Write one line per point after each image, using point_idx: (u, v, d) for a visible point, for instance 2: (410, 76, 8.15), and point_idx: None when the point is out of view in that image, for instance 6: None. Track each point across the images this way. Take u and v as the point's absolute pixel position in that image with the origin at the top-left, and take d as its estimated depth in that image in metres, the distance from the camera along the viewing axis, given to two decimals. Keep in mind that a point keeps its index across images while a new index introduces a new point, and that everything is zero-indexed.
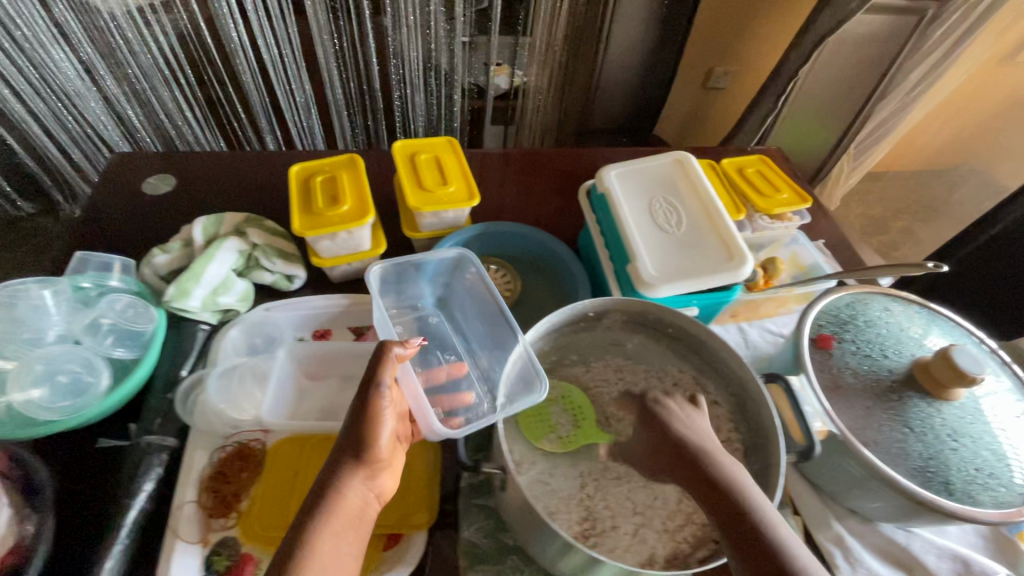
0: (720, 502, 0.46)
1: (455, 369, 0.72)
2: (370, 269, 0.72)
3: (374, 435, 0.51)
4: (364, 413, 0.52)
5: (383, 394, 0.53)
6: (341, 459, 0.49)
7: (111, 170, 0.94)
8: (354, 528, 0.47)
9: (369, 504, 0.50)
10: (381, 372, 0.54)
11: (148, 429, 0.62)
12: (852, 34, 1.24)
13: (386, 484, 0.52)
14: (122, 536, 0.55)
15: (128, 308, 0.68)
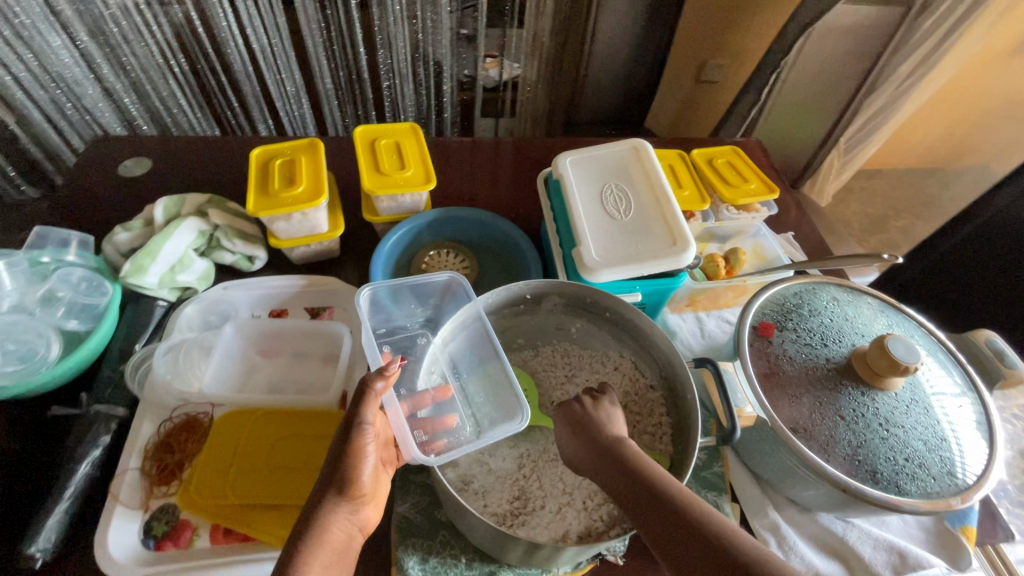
0: (649, 501, 0.45)
1: (444, 392, 0.64)
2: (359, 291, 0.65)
3: (355, 472, 0.50)
4: (346, 452, 0.50)
5: (366, 430, 0.51)
6: (324, 498, 0.48)
7: (91, 153, 0.97)
8: (342, 559, 0.47)
9: (355, 534, 0.50)
10: (364, 407, 0.52)
11: (99, 398, 0.65)
12: (840, 24, 1.21)
13: (370, 515, 0.52)
14: (66, 497, 0.57)
15: (82, 281, 0.71)
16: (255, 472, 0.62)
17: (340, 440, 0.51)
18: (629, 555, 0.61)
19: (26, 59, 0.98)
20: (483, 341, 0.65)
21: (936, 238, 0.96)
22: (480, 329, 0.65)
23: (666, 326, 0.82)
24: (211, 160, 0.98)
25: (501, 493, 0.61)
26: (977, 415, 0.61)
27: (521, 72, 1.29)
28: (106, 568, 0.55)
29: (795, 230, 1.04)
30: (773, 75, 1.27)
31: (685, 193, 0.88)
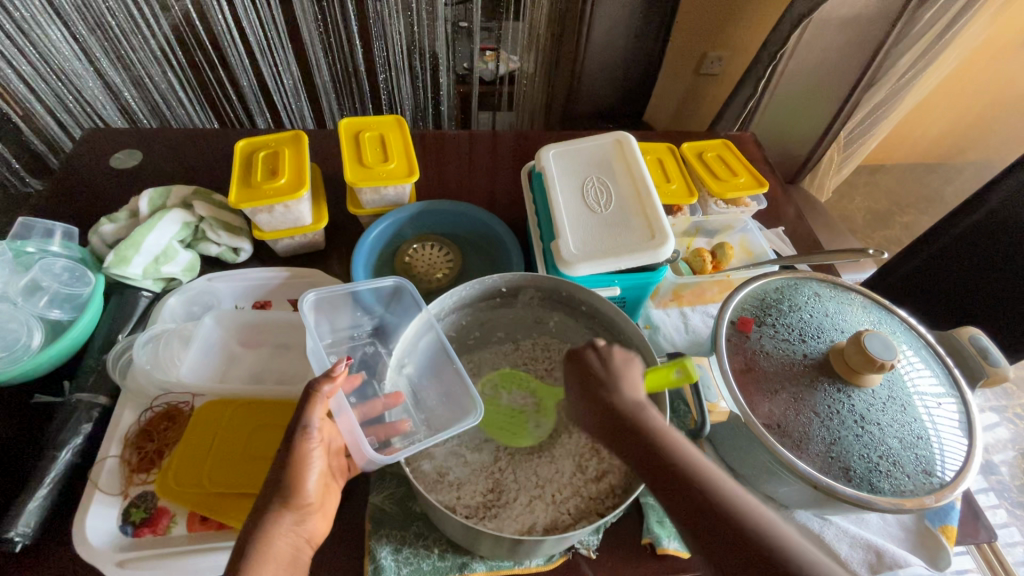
0: (659, 462, 0.48)
1: (393, 398, 0.63)
2: (303, 296, 0.64)
3: (300, 482, 0.52)
4: (290, 461, 0.52)
5: (311, 436, 0.53)
6: (270, 505, 0.50)
7: (84, 145, 0.98)
8: (287, 569, 0.50)
9: (302, 545, 0.52)
10: (310, 412, 0.53)
11: (81, 387, 0.66)
12: (840, 15, 1.19)
13: (318, 525, 0.54)
14: (47, 482, 0.59)
15: (65, 271, 0.73)
16: (231, 461, 0.62)
17: (286, 448, 0.52)
18: (602, 549, 0.61)
19: (26, 53, 1.00)
20: (435, 348, 0.65)
21: (931, 233, 0.94)
22: (427, 334, 0.65)
23: (649, 320, 0.81)
24: (202, 152, 0.98)
25: (472, 485, 0.61)
26: (957, 413, 0.60)
27: (518, 65, 1.27)
28: (86, 553, 0.56)
29: (788, 225, 1.03)
30: (770, 68, 1.25)
31: (673, 187, 0.87)
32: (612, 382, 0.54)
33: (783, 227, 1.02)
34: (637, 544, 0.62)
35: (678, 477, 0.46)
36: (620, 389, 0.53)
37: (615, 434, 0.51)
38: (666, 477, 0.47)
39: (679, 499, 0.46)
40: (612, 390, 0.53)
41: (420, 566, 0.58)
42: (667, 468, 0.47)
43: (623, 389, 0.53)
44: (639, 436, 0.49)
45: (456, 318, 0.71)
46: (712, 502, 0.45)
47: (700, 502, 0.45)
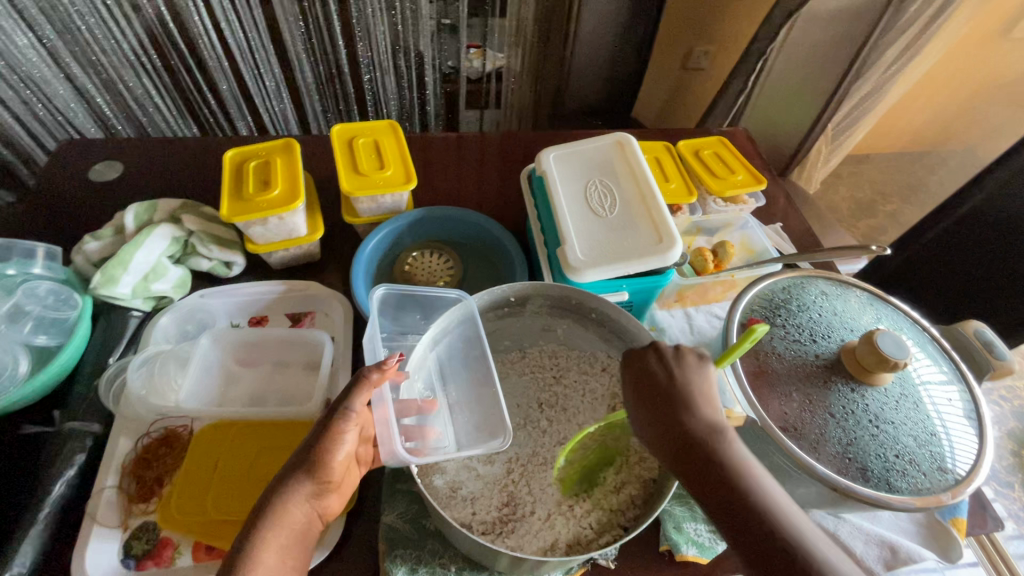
0: (728, 490, 0.44)
1: (428, 405, 0.61)
2: (374, 290, 0.63)
3: (329, 455, 0.52)
4: (325, 433, 0.52)
5: (349, 417, 0.53)
6: (296, 474, 0.50)
7: (59, 157, 0.93)
8: (297, 542, 0.49)
9: (314, 519, 0.51)
10: (353, 396, 0.53)
11: (72, 415, 0.63)
12: (828, 9, 1.19)
13: (332, 504, 0.53)
14: (41, 518, 0.56)
15: (50, 294, 0.69)
16: (236, 486, 0.60)
17: (323, 422, 0.53)
18: (620, 557, 0.61)
19: None
20: (470, 341, 0.64)
21: (924, 225, 0.95)
22: (469, 327, 0.64)
23: (655, 323, 0.81)
24: (186, 161, 0.94)
25: (489, 502, 0.60)
26: (967, 407, 0.61)
27: (505, 62, 1.26)
28: None
29: (784, 220, 1.03)
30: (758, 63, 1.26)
31: (672, 186, 0.87)
32: (682, 395, 0.50)
33: (779, 222, 1.03)
34: (654, 551, 0.61)
35: (747, 509, 0.43)
36: (689, 402, 0.50)
37: (679, 452, 0.48)
38: (736, 507, 0.44)
39: (745, 533, 0.43)
40: (679, 402, 0.50)
41: None
42: (738, 499, 0.44)
43: (695, 406, 0.50)
44: (708, 458, 0.46)
45: None
46: (783, 541, 0.42)
47: (770, 540, 0.42)
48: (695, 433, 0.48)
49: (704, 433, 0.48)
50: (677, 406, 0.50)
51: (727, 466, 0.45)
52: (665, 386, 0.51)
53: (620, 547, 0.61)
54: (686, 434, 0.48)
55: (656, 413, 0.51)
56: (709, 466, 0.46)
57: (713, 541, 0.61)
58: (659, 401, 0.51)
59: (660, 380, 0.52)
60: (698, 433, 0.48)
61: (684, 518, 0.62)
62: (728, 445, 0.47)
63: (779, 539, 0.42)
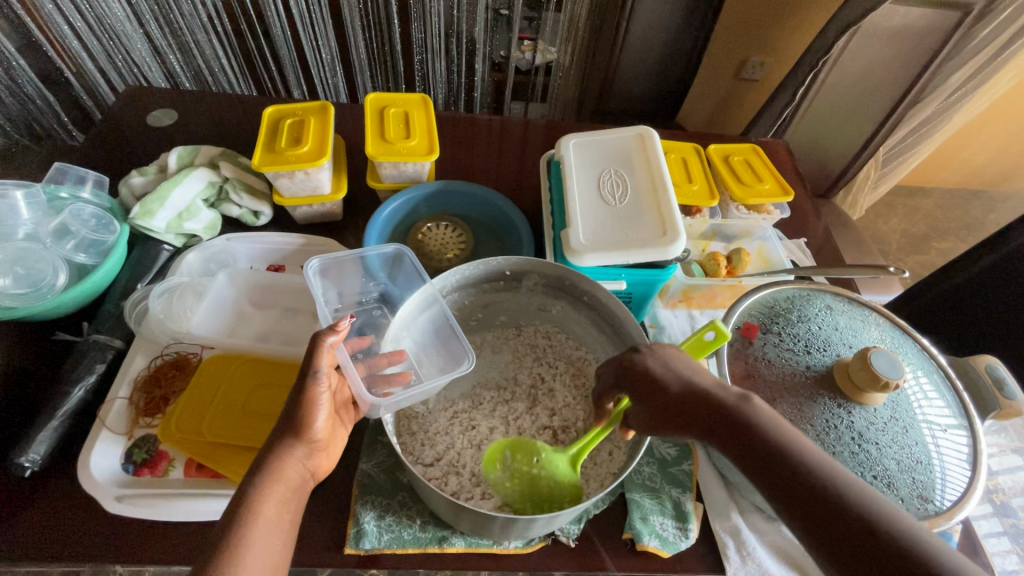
0: (784, 469, 0.44)
1: (398, 356, 0.63)
2: (309, 261, 0.66)
3: (311, 417, 0.53)
4: (302, 398, 0.53)
5: (320, 381, 0.54)
6: (283, 436, 0.52)
7: (124, 102, 1.01)
8: (295, 496, 0.50)
9: (308, 477, 0.53)
10: (317, 360, 0.54)
11: (99, 329, 0.69)
12: (889, 27, 1.15)
13: (323, 462, 0.54)
14: (58, 415, 0.61)
15: (93, 218, 0.76)
16: (232, 414, 0.64)
17: (297, 389, 0.53)
18: (583, 538, 0.61)
19: (83, 12, 1.04)
20: (437, 321, 0.66)
21: (962, 259, 0.89)
22: (432, 305, 0.65)
23: (655, 319, 0.80)
24: (236, 118, 1.00)
25: (462, 468, 0.61)
26: (965, 444, 0.58)
27: (555, 57, 1.24)
28: (88, 486, 0.58)
29: (813, 238, 1.00)
30: (812, 75, 1.21)
31: (694, 188, 0.85)
32: (702, 386, 0.51)
33: (808, 240, 0.99)
34: (616, 538, 0.61)
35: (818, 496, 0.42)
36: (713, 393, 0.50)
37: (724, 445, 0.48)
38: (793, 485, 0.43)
39: (818, 512, 0.42)
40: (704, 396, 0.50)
41: (400, 535, 0.59)
42: (801, 485, 0.43)
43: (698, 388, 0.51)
44: (751, 448, 0.46)
45: (458, 298, 0.71)
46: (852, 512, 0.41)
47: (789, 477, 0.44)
48: (729, 424, 0.48)
49: (732, 414, 0.48)
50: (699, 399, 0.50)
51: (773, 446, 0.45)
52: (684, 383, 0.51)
53: (584, 526, 0.62)
54: (707, 420, 0.49)
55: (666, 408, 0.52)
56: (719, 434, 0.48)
57: (678, 537, 0.61)
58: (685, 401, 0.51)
59: (667, 384, 0.52)
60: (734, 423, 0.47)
61: (652, 511, 0.62)
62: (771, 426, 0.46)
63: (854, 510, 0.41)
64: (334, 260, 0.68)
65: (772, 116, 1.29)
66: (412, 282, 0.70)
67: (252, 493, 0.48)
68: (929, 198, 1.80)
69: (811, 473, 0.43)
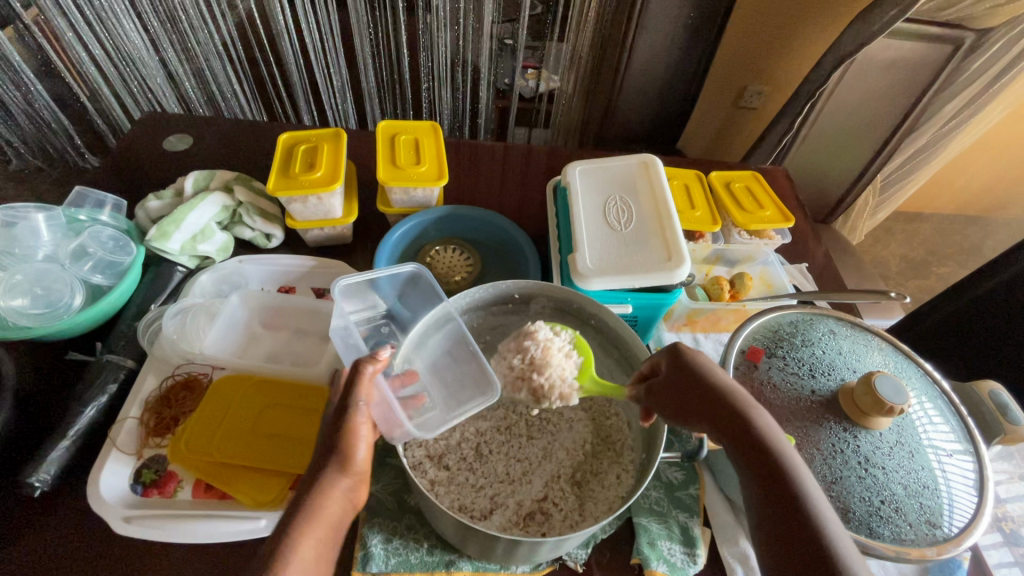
0: (762, 460, 0.49)
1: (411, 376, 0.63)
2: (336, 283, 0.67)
3: (353, 450, 0.51)
4: (342, 429, 0.51)
5: (360, 414, 0.52)
6: (324, 473, 0.50)
7: (140, 128, 1.04)
8: (334, 532, 0.49)
9: (349, 510, 0.51)
10: (358, 391, 0.52)
11: (112, 349, 0.70)
12: (879, 59, 1.18)
13: (361, 493, 0.53)
14: (70, 435, 0.62)
15: (110, 240, 0.77)
16: (241, 435, 0.65)
17: (336, 421, 0.52)
18: (591, 563, 0.61)
19: (102, 40, 1.06)
20: (454, 341, 0.67)
21: (962, 284, 0.90)
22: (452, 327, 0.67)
23: (660, 342, 0.81)
24: (249, 143, 1.03)
25: (470, 489, 0.62)
26: (972, 470, 0.58)
27: (558, 84, 1.27)
28: (96, 506, 0.58)
29: (814, 263, 1.01)
30: (809, 105, 1.24)
31: (697, 214, 0.87)
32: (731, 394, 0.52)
33: (809, 264, 1.01)
34: (624, 562, 0.61)
35: (788, 489, 0.47)
36: (722, 384, 0.53)
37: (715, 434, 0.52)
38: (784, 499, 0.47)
39: (774, 496, 0.47)
40: (709, 381, 0.53)
41: (407, 559, 0.59)
42: (777, 474, 0.48)
43: (733, 395, 0.52)
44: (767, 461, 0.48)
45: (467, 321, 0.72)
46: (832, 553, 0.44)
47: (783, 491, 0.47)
48: (752, 435, 0.50)
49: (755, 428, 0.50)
50: (705, 386, 0.53)
51: (761, 438, 0.49)
52: (694, 368, 0.54)
53: (591, 550, 0.62)
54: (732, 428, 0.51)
55: (697, 403, 0.53)
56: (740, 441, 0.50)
57: (686, 563, 0.61)
58: (690, 387, 0.54)
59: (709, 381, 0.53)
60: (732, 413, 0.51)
61: (659, 535, 0.62)
62: (760, 418, 0.51)
63: (797, 501, 0.47)
64: (353, 284, 0.69)
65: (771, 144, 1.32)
66: (425, 301, 0.71)
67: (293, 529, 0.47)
68: (927, 223, 1.82)
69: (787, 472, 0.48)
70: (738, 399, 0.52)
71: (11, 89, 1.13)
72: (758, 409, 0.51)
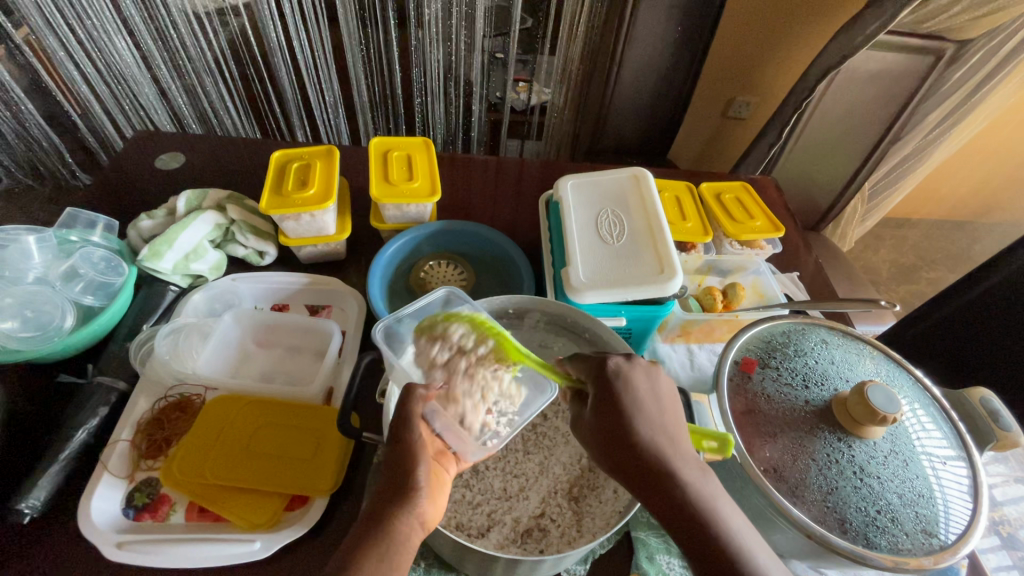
0: (664, 486, 0.48)
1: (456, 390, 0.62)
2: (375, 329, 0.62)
3: (413, 466, 0.49)
4: (402, 448, 0.50)
5: (413, 432, 0.51)
6: (389, 499, 0.48)
7: (133, 146, 1.04)
8: (402, 551, 0.46)
9: (417, 528, 0.48)
10: (411, 411, 0.52)
11: (104, 371, 0.69)
12: (864, 70, 1.21)
13: (432, 510, 0.50)
14: (61, 459, 0.61)
15: (102, 261, 0.77)
16: (235, 456, 0.64)
17: (394, 444, 0.51)
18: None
19: (94, 59, 1.06)
20: None
21: (952, 290, 0.91)
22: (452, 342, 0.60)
23: (655, 354, 0.81)
24: (242, 161, 1.03)
25: (467, 507, 0.61)
26: (966, 477, 0.58)
27: (550, 97, 1.29)
28: (87, 532, 0.58)
29: (805, 271, 1.02)
30: (796, 116, 1.26)
31: (688, 226, 0.88)
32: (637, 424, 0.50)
33: (800, 273, 1.02)
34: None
35: (707, 538, 0.46)
36: (628, 414, 0.51)
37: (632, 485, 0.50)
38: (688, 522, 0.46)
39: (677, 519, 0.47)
40: (617, 410, 0.51)
41: None
42: (689, 516, 0.46)
43: (637, 424, 0.50)
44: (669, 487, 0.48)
45: None
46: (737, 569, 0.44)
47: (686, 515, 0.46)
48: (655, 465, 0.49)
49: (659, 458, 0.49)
50: (615, 415, 0.51)
51: (663, 464, 0.49)
52: (612, 404, 0.51)
53: (590, 566, 0.61)
54: (635, 455, 0.49)
55: (606, 429, 0.52)
56: (642, 468, 0.49)
57: None
58: (603, 412, 0.52)
59: (616, 409, 0.51)
60: (648, 462, 0.49)
61: (658, 550, 0.62)
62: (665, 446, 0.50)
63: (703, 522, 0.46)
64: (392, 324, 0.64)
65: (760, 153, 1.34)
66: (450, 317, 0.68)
67: (354, 549, 0.46)
68: (915, 229, 1.85)
69: (704, 518, 0.46)
70: (642, 428, 0.50)
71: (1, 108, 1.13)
72: (670, 446, 0.50)
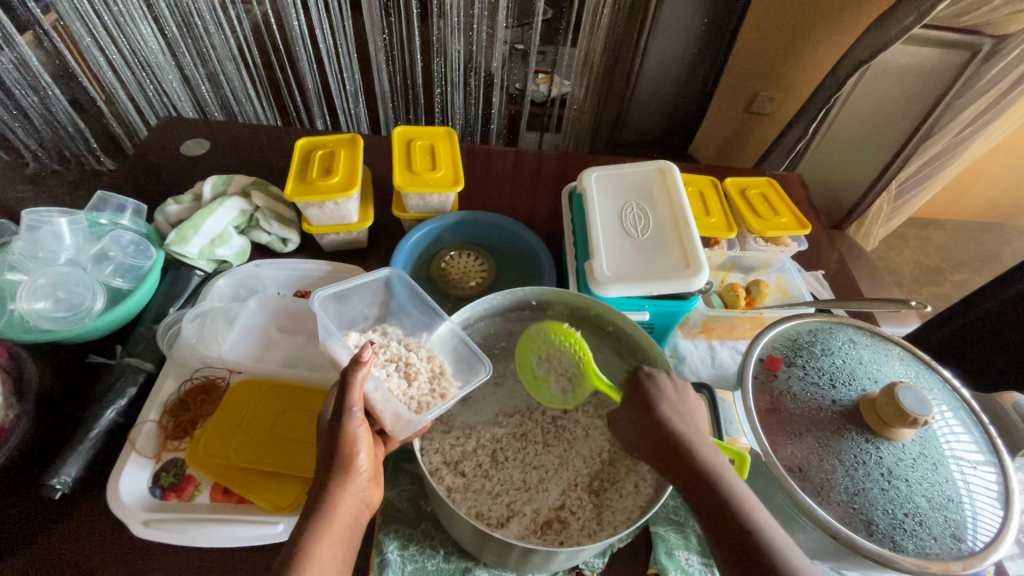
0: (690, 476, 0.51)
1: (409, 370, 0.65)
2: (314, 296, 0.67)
3: (353, 452, 0.51)
4: (340, 436, 0.51)
5: (355, 420, 0.52)
6: (333, 483, 0.50)
7: (157, 132, 1.05)
8: (350, 533, 0.50)
9: (363, 509, 0.52)
10: (351, 398, 0.52)
11: (131, 352, 0.70)
12: (896, 64, 1.17)
13: (375, 493, 0.53)
14: (91, 437, 0.62)
15: (131, 244, 0.78)
16: (259, 439, 0.65)
17: (333, 430, 0.52)
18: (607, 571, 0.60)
19: (120, 44, 1.07)
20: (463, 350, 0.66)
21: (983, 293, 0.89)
22: (377, 337, 0.69)
23: (676, 349, 0.80)
24: (265, 148, 1.04)
25: (486, 496, 0.61)
26: (996, 482, 0.57)
27: (570, 89, 1.27)
28: (116, 509, 0.59)
29: (829, 270, 1.00)
30: (823, 111, 1.23)
31: (712, 221, 0.87)
32: (666, 422, 0.54)
33: (824, 271, 1.00)
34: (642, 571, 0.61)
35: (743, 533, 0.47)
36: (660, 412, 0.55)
37: (671, 475, 0.53)
38: (716, 507, 0.49)
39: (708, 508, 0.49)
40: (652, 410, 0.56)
41: (424, 566, 0.59)
42: (714, 502, 0.49)
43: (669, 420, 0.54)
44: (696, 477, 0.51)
45: (483, 326, 0.72)
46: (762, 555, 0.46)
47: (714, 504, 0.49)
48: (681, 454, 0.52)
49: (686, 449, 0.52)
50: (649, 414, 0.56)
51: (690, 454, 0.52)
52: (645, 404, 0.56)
53: (608, 560, 0.61)
54: (666, 447, 0.53)
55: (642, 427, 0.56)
56: (673, 459, 0.53)
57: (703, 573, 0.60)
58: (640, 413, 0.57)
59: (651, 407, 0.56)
60: (686, 460, 0.52)
61: (677, 545, 0.62)
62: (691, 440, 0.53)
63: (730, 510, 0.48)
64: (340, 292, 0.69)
65: (784, 149, 1.31)
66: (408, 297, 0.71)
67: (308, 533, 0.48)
68: (941, 229, 1.81)
69: (741, 510, 0.48)
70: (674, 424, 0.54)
71: (29, 93, 1.14)
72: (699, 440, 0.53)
